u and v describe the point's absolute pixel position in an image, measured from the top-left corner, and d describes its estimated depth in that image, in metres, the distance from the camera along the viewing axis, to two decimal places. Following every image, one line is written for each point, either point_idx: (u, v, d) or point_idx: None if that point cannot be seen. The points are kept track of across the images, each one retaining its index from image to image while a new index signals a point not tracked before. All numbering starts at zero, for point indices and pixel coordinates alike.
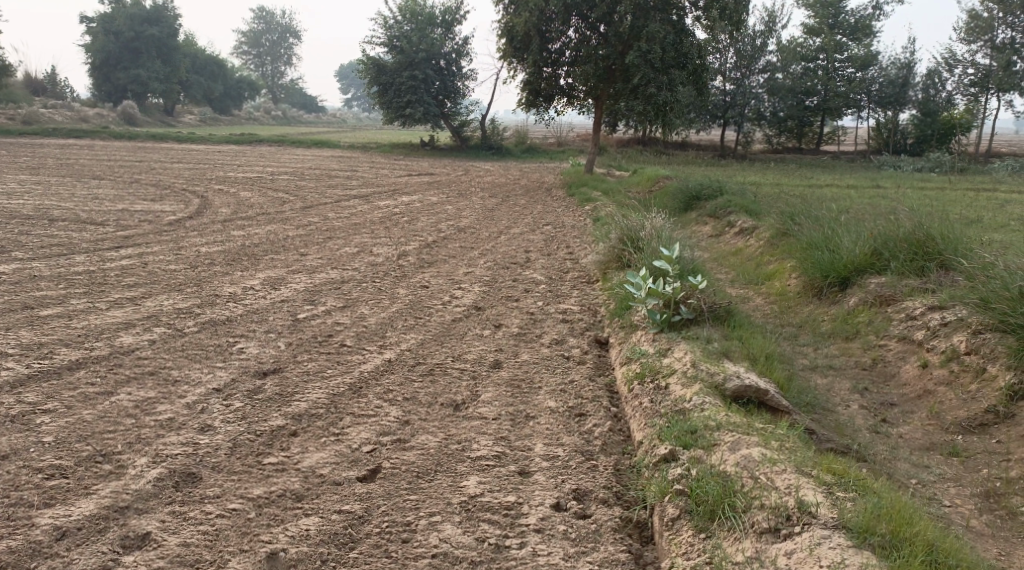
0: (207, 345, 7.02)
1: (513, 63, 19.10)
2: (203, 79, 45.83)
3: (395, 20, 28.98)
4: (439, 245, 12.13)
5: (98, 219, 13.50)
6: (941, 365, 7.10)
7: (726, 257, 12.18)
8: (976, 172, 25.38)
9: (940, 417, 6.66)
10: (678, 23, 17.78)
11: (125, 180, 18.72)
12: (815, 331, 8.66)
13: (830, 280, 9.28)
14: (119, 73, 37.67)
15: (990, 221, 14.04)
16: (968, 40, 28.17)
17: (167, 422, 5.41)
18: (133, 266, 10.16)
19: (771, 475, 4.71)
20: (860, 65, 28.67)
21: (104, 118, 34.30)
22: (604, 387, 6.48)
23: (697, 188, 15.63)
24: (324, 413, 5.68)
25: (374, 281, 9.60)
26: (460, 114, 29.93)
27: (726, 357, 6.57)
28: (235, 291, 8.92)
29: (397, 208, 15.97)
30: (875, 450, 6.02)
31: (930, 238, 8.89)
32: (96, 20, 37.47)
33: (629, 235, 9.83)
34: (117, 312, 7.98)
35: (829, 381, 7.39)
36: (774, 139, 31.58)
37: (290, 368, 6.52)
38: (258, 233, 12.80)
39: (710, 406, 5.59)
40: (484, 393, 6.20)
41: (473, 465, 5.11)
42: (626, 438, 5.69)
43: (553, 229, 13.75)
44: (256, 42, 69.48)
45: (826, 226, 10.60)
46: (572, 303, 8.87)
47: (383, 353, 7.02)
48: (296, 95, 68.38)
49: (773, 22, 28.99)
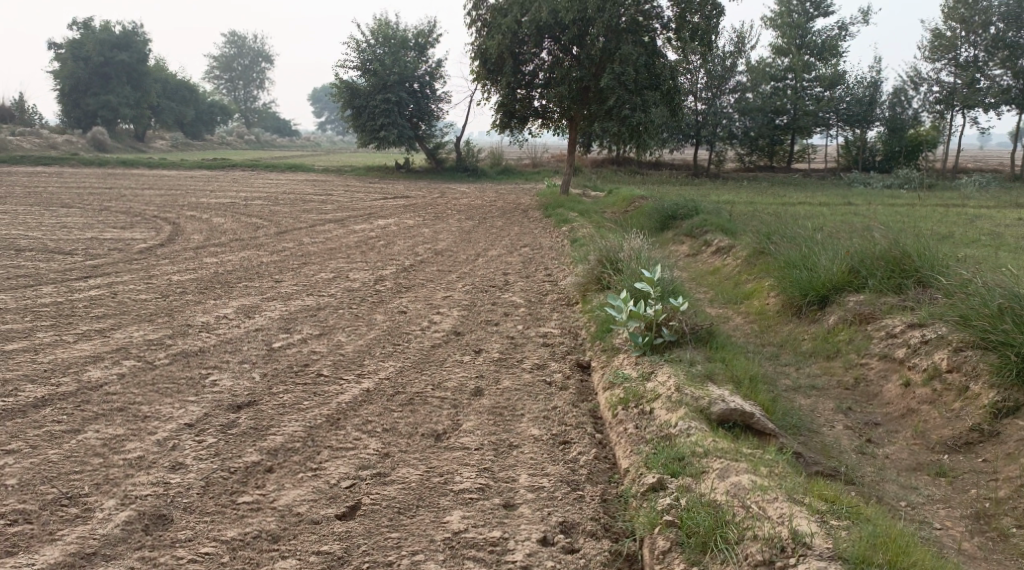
0: (179, 378, 6.84)
1: (486, 86, 19.08)
2: (175, 104, 45.48)
3: (368, 44, 28.95)
4: (416, 269, 12.01)
5: (67, 249, 13.24)
6: (923, 383, 7.05)
7: (704, 276, 12.15)
8: (944, 187, 25.73)
9: (925, 436, 6.61)
10: (650, 45, 17.91)
11: (95, 207, 18.43)
12: (796, 350, 8.61)
13: (809, 298, 9.25)
14: (88, 100, 37.29)
15: (961, 236, 14.17)
16: (933, 58, 28.63)
17: (137, 461, 5.23)
18: (103, 296, 9.93)
19: (763, 504, 4.62)
20: (827, 84, 29.09)
21: (73, 145, 33.90)
22: (587, 413, 6.37)
23: (672, 208, 15.64)
24: (301, 447, 5.51)
25: (351, 307, 9.45)
26: (434, 136, 29.90)
27: (710, 380, 6.49)
28: (208, 321, 8.73)
29: (372, 231, 15.84)
30: (862, 471, 5.95)
31: (906, 256, 8.89)
32: (65, 46, 37.07)
33: (608, 257, 9.77)
34: (85, 345, 7.78)
35: (813, 401, 7.32)
36: (746, 157, 31.82)
37: (265, 401, 6.34)
38: (231, 260, 12.60)
39: (696, 431, 5.51)
40: (465, 422, 6.06)
41: (455, 499, 4.97)
42: (611, 465, 5.58)
43: (531, 250, 13.68)
44: (228, 67, 69.16)
45: (803, 244, 10.60)
46: (552, 326, 8.77)
47: (361, 382, 6.87)
48: (269, 118, 68.13)
49: (742, 42, 29.30)
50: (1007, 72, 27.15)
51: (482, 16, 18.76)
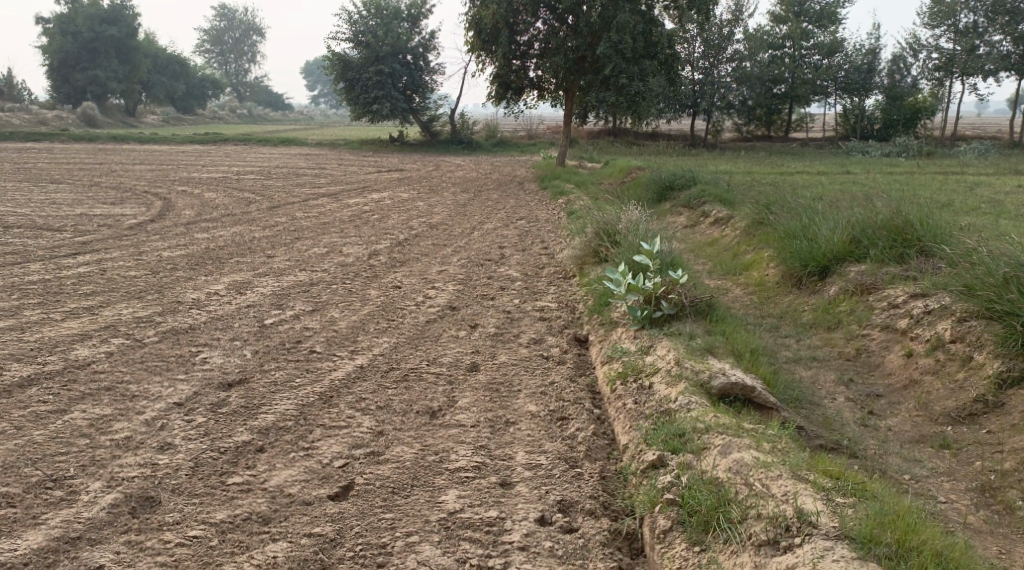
0: (168, 356, 6.69)
1: (481, 56, 18.79)
2: (166, 78, 45.02)
3: (360, 15, 28.52)
4: (411, 243, 11.84)
5: (56, 225, 13.03)
6: (926, 354, 6.94)
7: (702, 248, 12.00)
8: (943, 155, 25.51)
9: (928, 408, 6.50)
10: (647, 13, 17.64)
11: (85, 183, 18.18)
12: (796, 321, 8.48)
13: (810, 270, 9.10)
14: (76, 75, 36.89)
15: (960, 204, 14.03)
16: (932, 25, 28.31)
17: (124, 441, 5.11)
18: (92, 273, 9.75)
19: (767, 482, 4.51)
20: (826, 51, 28.87)
21: (64, 120, 33.53)
22: (585, 388, 6.26)
23: (670, 178, 15.45)
24: (292, 426, 5.39)
25: (344, 282, 9.28)
26: (429, 109, 29.57)
27: (710, 353, 6.36)
28: (199, 297, 8.57)
29: (366, 205, 15.63)
30: (865, 444, 5.84)
31: (909, 225, 8.75)
32: (53, 20, 36.59)
33: (606, 229, 9.60)
34: (72, 323, 7.61)
35: (814, 373, 7.21)
36: (744, 128, 31.50)
37: (257, 379, 6.21)
38: (223, 235, 12.42)
39: (697, 406, 5.39)
40: (461, 399, 5.94)
41: (451, 478, 4.86)
42: (609, 442, 5.48)
43: (527, 223, 13.51)
44: (219, 40, 68.45)
45: (803, 214, 10.44)
46: (549, 300, 8.64)
47: (355, 358, 6.74)
48: (262, 93, 67.56)
49: (740, 10, 28.89)
50: (1006, 39, 26.87)
51: None
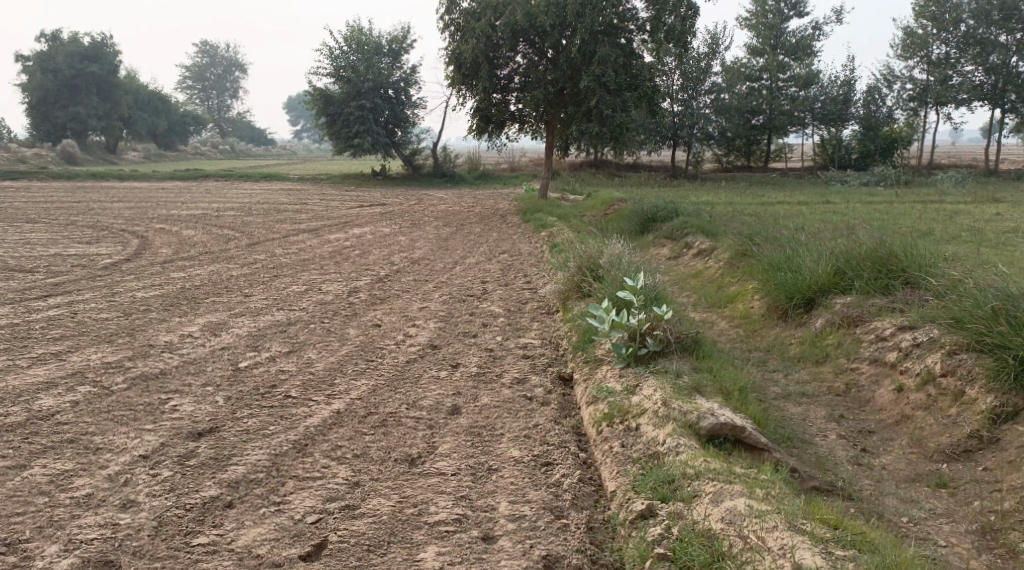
0: (136, 404, 6.42)
1: (461, 90, 18.74)
2: (147, 115, 44.81)
3: (341, 50, 28.45)
4: (392, 279, 11.65)
5: (28, 266, 12.74)
6: (917, 389, 6.77)
7: (686, 280, 11.86)
8: (921, 184, 25.70)
9: (922, 445, 6.33)
10: (626, 47, 17.70)
11: (61, 222, 17.88)
12: (783, 355, 8.33)
13: (795, 302, 8.96)
14: (56, 112, 36.58)
15: (941, 233, 14.02)
16: (905, 56, 28.44)
17: (85, 500, 4.93)
18: (62, 316, 9.48)
19: (761, 534, 4.33)
20: (803, 83, 28.98)
21: (43, 158, 33.24)
22: (570, 430, 6.04)
23: (652, 210, 15.36)
24: (264, 478, 5.18)
25: (322, 321, 9.06)
26: (411, 142, 29.55)
27: (698, 393, 6.16)
28: (172, 340, 8.32)
29: (347, 241, 15.44)
30: (860, 485, 5.66)
31: (894, 255, 8.64)
32: (33, 58, 36.33)
33: (588, 263, 9.44)
34: (38, 370, 7.34)
35: (804, 410, 7.03)
36: (723, 158, 31.63)
37: (228, 427, 5.95)
38: (199, 274, 12.17)
39: (686, 449, 5.20)
40: (441, 444, 5.71)
41: (430, 533, 4.65)
42: (597, 488, 5.26)
43: (510, 257, 13.35)
44: (200, 76, 68.40)
45: (787, 245, 10.32)
46: (532, 337, 8.44)
47: (331, 403, 6.49)
48: (244, 128, 67.54)
49: (717, 43, 29.11)
50: (979, 69, 27.25)
51: (456, 20, 18.36)
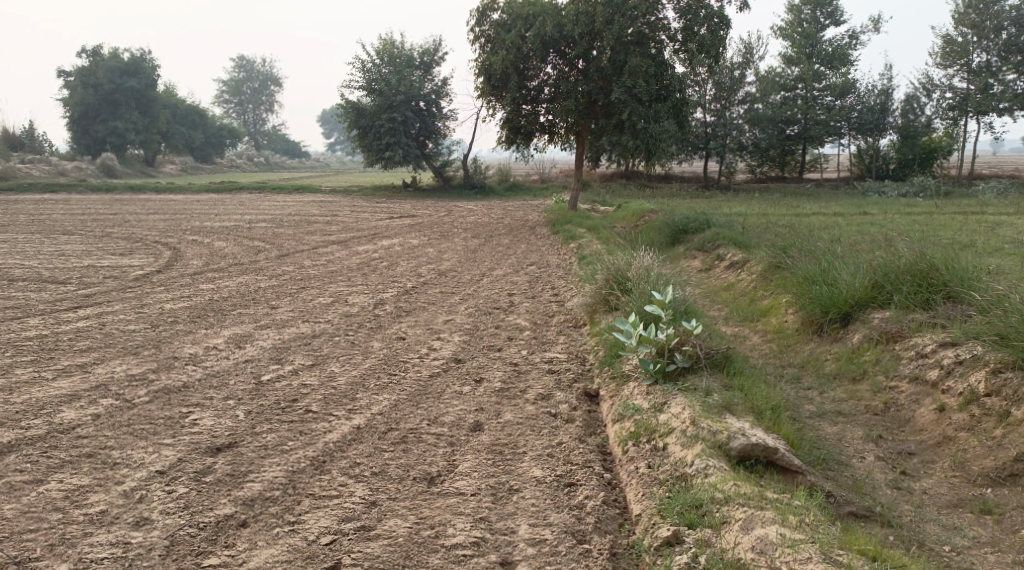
0: (156, 419, 6.35)
1: (491, 102, 18.69)
2: (184, 128, 45.44)
3: (373, 63, 28.57)
4: (419, 291, 11.55)
5: (61, 277, 12.83)
6: (959, 409, 6.51)
7: (717, 292, 11.61)
8: (961, 195, 25.12)
9: (965, 468, 6.06)
10: (657, 57, 17.23)
11: (96, 234, 18.07)
12: (818, 372, 8.07)
13: (831, 316, 8.70)
14: (96, 126, 37.14)
15: (983, 245, 13.61)
16: (944, 64, 28.02)
17: (98, 517, 4.84)
18: (90, 328, 9.48)
19: (794, 566, 4.14)
20: (838, 92, 28.61)
21: (83, 170, 33.76)
22: (595, 449, 5.86)
23: (683, 221, 15.12)
24: (279, 496, 5.07)
25: (347, 334, 8.97)
26: (441, 154, 29.55)
27: (728, 411, 5.94)
28: (196, 352, 8.28)
29: (376, 252, 15.40)
30: (899, 511, 5.41)
31: (934, 268, 8.34)
32: (75, 73, 37.01)
33: (616, 275, 9.24)
34: (62, 382, 7.31)
35: (840, 429, 6.78)
36: (757, 169, 31.20)
37: (247, 442, 5.85)
38: (228, 286, 12.17)
39: (716, 471, 5.00)
40: (462, 463, 5.56)
41: (447, 557, 4.53)
42: (621, 511, 5.08)
43: (538, 269, 13.20)
44: (237, 90, 69.23)
45: (821, 258, 10.05)
46: (558, 351, 8.27)
47: (351, 418, 6.36)
48: (279, 141, 68.28)
49: (750, 53, 28.76)
50: (1021, 77, 26.55)
51: (485, 32, 18.30)
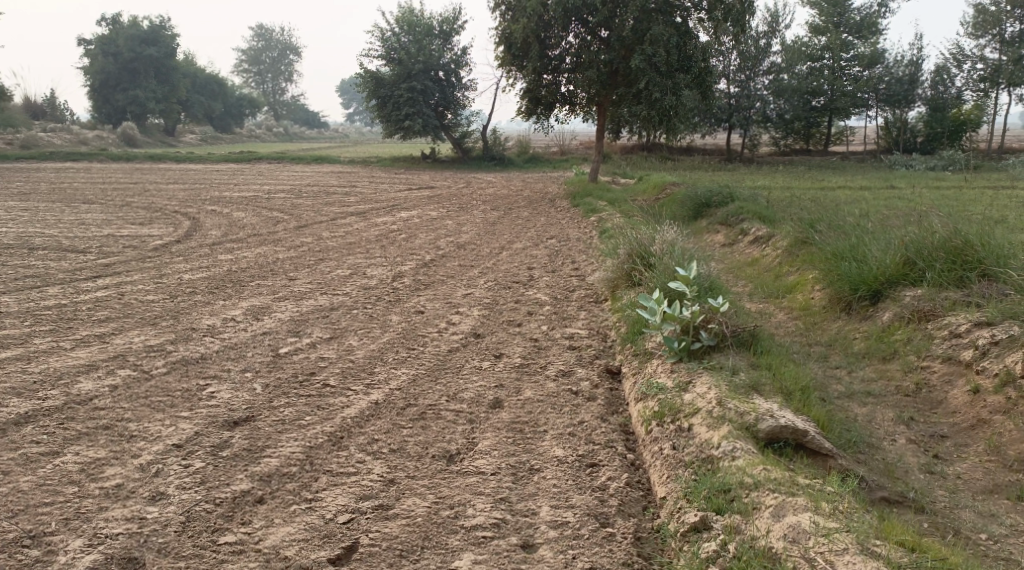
0: (173, 391, 6.27)
1: (512, 71, 18.40)
2: (204, 98, 45.36)
3: (392, 32, 28.28)
4: (437, 264, 11.41)
5: (81, 246, 12.80)
6: (995, 391, 6.34)
7: (741, 268, 11.39)
8: (991, 169, 24.57)
9: (1001, 453, 5.89)
10: (682, 25, 17.05)
11: (116, 203, 18.04)
12: (846, 351, 7.86)
13: (860, 294, 8.48)
14: (117, 95, 37.12)
15: (1015, 220, 13.27)
16: (976, 34, 27.32)
17: (114, 491, 4.78)
18: (109, 297, 9.43)
19: (830, 557, 3.99)
20: (867, 63, 27.96)
21: (103, 140, 33.78)
22: (618, 428, 5.74)
23: (706, 195, 14.84)
24: (296, 472, 4.98)
25: (365, 306, 8.86)
26: (461, 125, 29.25)
27: (756, 392, 5.78)
28: (214, 323, 8.19)
29: (395, 224, 15.26)
30: (933, 497, 5.26)
31: (969, 245, 8.08)
32: (95, 41, 36.95)
33: (639, 250, 9.04)
34: (80, 352, 7.24)
35: (870, 411, 6.60)
36: (781, 142, 30.69)
37: (263, 417, 5.76)
38: (247, 256, 12.09)
39: (744, 454, 4.85)
40: (482, 441, 5.44)
41: (467, 539, 4.43)
42: (645, 493, 4.95)
43: (559, 243, 13.02)
44: (256, 60, 69.13)
45: (850, 233, 9.80)
46: (579, 326, 8.12)
47: (369, 393, 6.26)
48: (298, 111, 68.15)
49: (776, 22, 28.22)
50: None
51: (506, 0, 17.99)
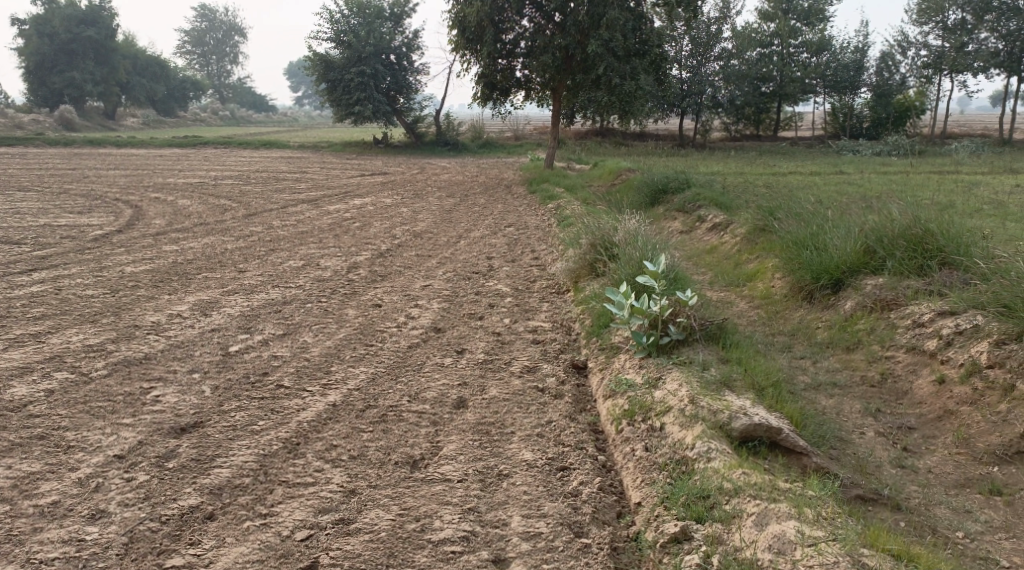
0: (115, 395, 5.90)
1: (465, 56, 18.05)
2: (146, 80, 43.97)
3: (342, 15, 27.65)
4: (393, 254, 11.09)
5: (16, 237, 12.20)
6: (961, 381, 6.28)
7: (700, 255, 11.28)
8: (935, 154, 24.94)
9: (970, 445, 5.83)
10: (636, 10, 16.93)
11: (54, 191, 17.29)
12: (810, 340, 7.77)
13: (822, 283, 8.38)
14: (53, 77, 35.78)
15: (963, 206, 13.40)
16: (920, 21, 27.71)
17: (50, 509, 4.45)
18: (46, 292, 8.93)
19: None
20: (815, 50, 28.28)
21: (39, 124, 32.55)
22: (587, 428, 5.55)
23: (663, 180, 14.70)
24: (250, 484, 4.68)
25: (320, 300, 8.54)
26: (413, 110, 28.76)
27: (726, 388, 5.63)
28: (160, 320, 7.79)
29: (348, 212, 14.86)
30: (907, 493, 5.17)
31: (929, 233, 8.02)
32: (29, 21, 35.53)
33: (601, 241, 8.85)
34: (14, 354, 6.80)
35: (837, 403, 6.51)
36: (731, 126, 30.88)
37: (214, 422, 5.43)
38: (194, 247, 11.63)
39: (721, 457, 4.72)
40: (447, 444, 5.21)
41: (435, 554, 4.21)
42: (620, 499, 4.80)
43: (516, 231, 12.80)
44: (200, 41, 67.32)
45: (810, 221, 9.73)
46: (542, 319, 7.91)
47: (326, 394, 5.96)
48: (245, 94, 66.63)
49: (727, 7, 28.25)
50: (994, 35, 26.15)
51: None
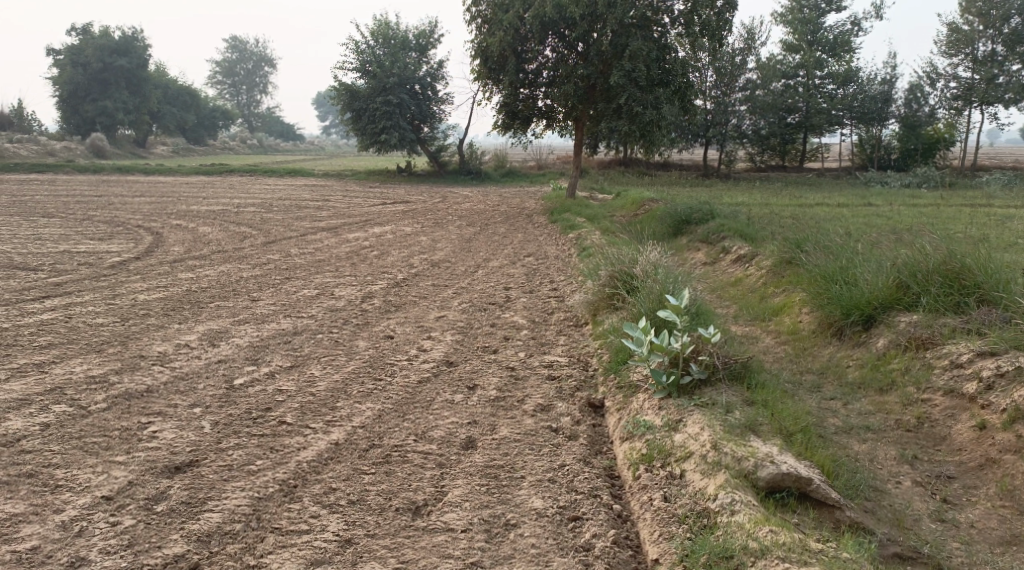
0: (111, 430, 5.66)
1: (487, 85, 17.92)
2: (176, 109, 44.49)
3: (367, 45, 27.75)
4: (410, 284, 10.84)
5: (33, 264, 12.10)
6: (1003, 428, 5.87)
7: (725, 288, 10.92)
8: (966, 186, 24.43)
9: (1015, 498, 5.43)
10: (660, 40, 16.69)
11: (77, 217, 17.27)
12: (840, 380, 7.40)
13: (852, 318, 8.00)
14: (85, 106, 36.26)
15: (997, 240, 12.96)
16: (950, 53, 27.21)
17: (29, 555, 4.27)
18: (55, 321, 8.75)
19: None
20: (841, 81, 27.86)
21: (70, 151, 32.91)
22: (603, 473, 5.22)
23: (686, 212, 14.41)
24: (240, 531, 4.48)
25: (331, 331, 8.29)
26: (437, 139, 28.73)
27: (752, 432, 5.28)
28: (166, 350, 7.57)
29: (367, 240, 14.66)
30: (948, 552, 4.82)
31: (966, 268, 7.63)
32: (63, 51, 36.08)
33: (621, 273, 8.50)
34: (14, 385, 6.58)
35: (870, 448, 6.14)
36: (757, 157, 30.54)
37: (210, 460, 5.17)
38: (209, 275, 11.45)
39: (748, 513, 4.44)
40: (452, 490, 4.91)
41: None
42: (636, 554, 4.51)
43: (536, 261, 12.53)
44: (230, 71, 68.09)
45: (839, 254, 9.37)
46: (558, 354, 7.59)
47: (329, 432, 5.68)
48: (273, 123, 67.22)
49: (752, 38, 28.04)
50: None
51: (482, 12, 17.47)
